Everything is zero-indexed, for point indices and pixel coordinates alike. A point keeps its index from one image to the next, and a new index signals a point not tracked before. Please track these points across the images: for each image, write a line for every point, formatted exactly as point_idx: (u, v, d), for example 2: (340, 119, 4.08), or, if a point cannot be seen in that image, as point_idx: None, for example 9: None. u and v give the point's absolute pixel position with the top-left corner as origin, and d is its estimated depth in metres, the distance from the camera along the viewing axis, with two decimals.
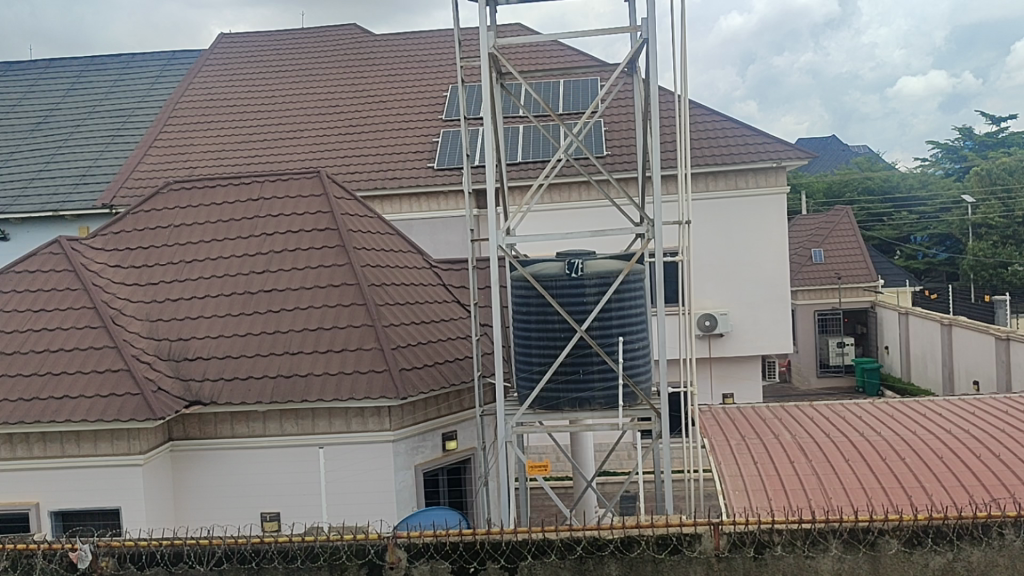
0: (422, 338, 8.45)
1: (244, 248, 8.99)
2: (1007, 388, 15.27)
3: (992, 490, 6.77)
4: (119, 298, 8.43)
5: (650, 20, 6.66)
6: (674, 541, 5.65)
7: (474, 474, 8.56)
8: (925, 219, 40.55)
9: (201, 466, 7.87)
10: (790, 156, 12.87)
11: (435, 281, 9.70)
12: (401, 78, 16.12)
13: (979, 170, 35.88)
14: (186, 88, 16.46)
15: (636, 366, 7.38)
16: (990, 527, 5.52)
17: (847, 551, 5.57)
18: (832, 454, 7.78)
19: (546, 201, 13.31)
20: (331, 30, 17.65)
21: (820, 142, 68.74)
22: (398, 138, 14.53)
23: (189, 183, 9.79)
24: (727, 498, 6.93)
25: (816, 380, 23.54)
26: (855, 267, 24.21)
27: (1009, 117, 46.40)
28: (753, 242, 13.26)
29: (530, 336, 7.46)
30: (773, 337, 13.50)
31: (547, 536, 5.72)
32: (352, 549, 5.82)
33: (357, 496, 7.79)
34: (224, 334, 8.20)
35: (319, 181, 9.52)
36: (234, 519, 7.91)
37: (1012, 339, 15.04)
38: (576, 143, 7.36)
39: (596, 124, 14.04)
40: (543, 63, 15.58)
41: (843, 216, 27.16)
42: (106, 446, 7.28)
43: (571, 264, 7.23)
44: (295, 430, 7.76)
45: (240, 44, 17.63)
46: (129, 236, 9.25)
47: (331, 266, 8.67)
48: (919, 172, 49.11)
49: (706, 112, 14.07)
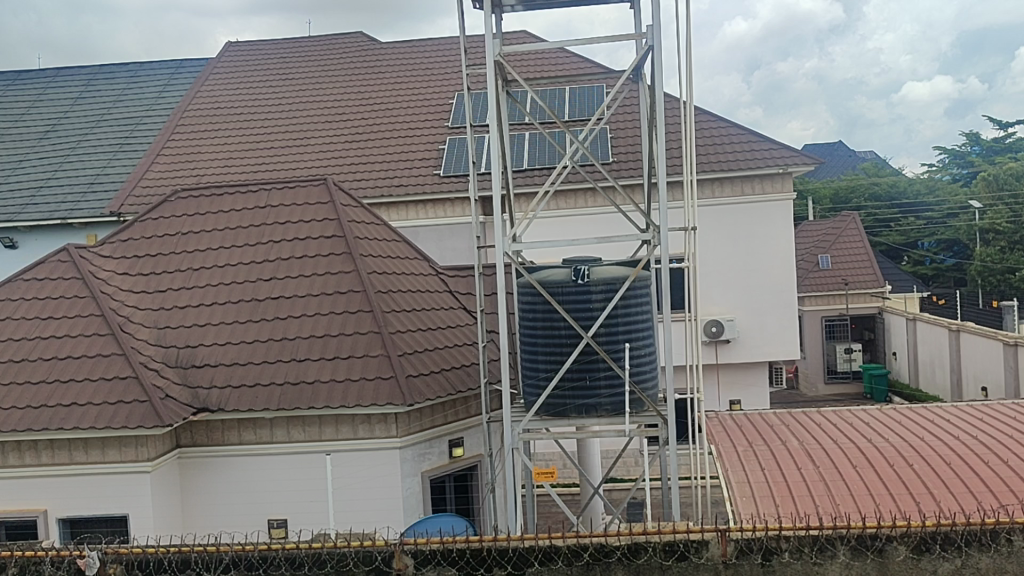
0: (428, 345, 8.46)
1: (252, 255, 9.02)
2: (1016, 394, 15.22)
3: (1000, 496, 6.75)
4: (127, 305, 8.47)
5: (656, 26, 6.67)
6: (681, 548, 5.63)
7: (481, 481, 8.57)
8: (932, 224, 40.54)
9: (208, 474, 7.88)
10: (797, 162, 12.86)
11: (442, 288, 9.72)
12: (406, 85, 16.19)
13: (987, 174, 35.77)
14: (193, 97, 16.56)
15: (644, 374, 7.37)
16: (997, 533, 5.49)
17: (854, 557, 5.55)
18: (840, 461, 7.75)
19: (553, 208, 13.34)
20: (337, 37, 17.74)
21: (825, 147, 68.72)
22: (405, 145, 14.58)
23: (194, 193, 9.83)
24: (734, 504, 6.93)
25: (822, 386, 23.52)
26: (862, 273, 24.23)
27: (1016, 122, 46.37)
28: (761, 248, 13.24)
29: (537, 343, 7.48)
30: (780, 342, 13.47)
31: (555, 543, 5.70)
32: (359, 555, 5.83)
33: (365, 503, 7.81)
34: (231, 342, 8.23)
35: (325, 188, 9.56)
36: (241, 526, 7.92)
37: (1020, 344, 15.03)
38: (581, 149, 7.34)
39: (602, 131, 14.21)
40: (549, 70, 15.67)
41: (850, 221, 27.23)
42: (114, 452, 7.30)
43: (577, 270, 7.26)
44: (302, 437, 7.79)
45: (247, 52, 17.74)
46: (136, 244, 9.29)
47: (337, 273, 8.69)
48: (927, 177, 49.10)
49: (711, 117, 14.09)
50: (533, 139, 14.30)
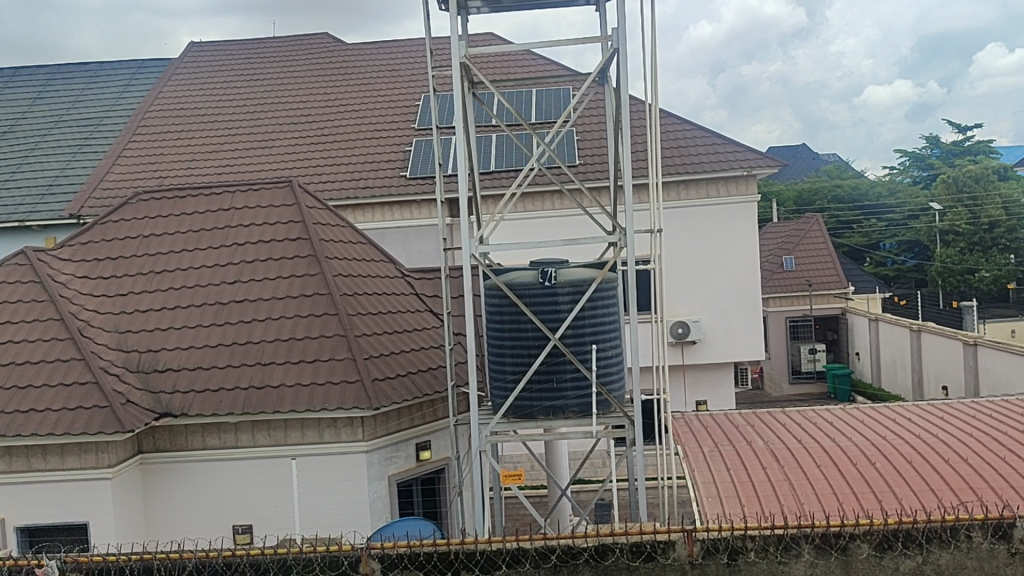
0: (394, 348, 8.42)
1: (216, 258, 8.92)
2: (975, 393, 15.52)
3: (960, 494, 6.85)
4: (87, 309, 8.32)
5: (621, 29, 6.69)
6: (648, 549, 5.65)
7: (449, 484, 8.54)
8: (894, 225, 41.13)
9: (171, 481, 7.77)
10: (761, 165, 12.98)
11: (409, 290, 9.69)
12: (372, 87, 16.10)
13: (946, 177, 36.33)
14: (156, 96, 16.35)
15: (610, 375, 7.39)
16: (957, 530, 5.58)
17: (819, 556, 5.60)
18: (805, 461, 7.83)
19: (520, 210, 13.35)
20: (303, 39, 17.62)
21: (789, 150, 69.46)
22: (372, 147, 14.51)
23: (157, 194, 9.69)
24: (700, 504, 6.98)
25: (787, 386, 23.78)
26: (825, 275, 24.52)
27: (975, 126, 47.19)
28: (727, 250, 13.35)
29: (504, 345, 7.47)
30: (745, 343, 13.59)
31: (522, 545, 5.69)
32: (326, 560, 5.71)
33: (331, 508, 7.74)
34: (195, 345, 8.13)
35: (291, 190, 9.48)
36: (205, 532, 7.81)
37: (979, 344, 15.34)
38: (547, 151, 7.32)
39: (568, 133, 14.25)
40: (515, 72, 15.68)
41: (814, 223, 27.55)
42: (74, 459, 7.17)
43: (544, 272, 7.23)
44: (267, 441, 7.70)
45: (211, 53, 17.55)
46: (97, 247, 9.14)
47: (303, 275, 8.62)
48: (889, 179, 49.80)
49: (676, 120, 14.19)
50: (499, 141, 14.30)
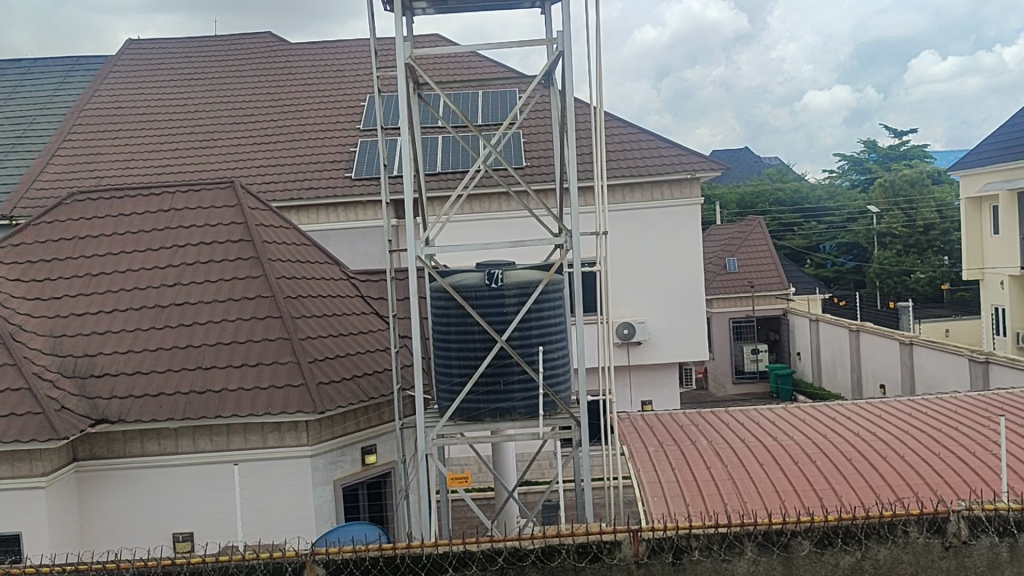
0: (339, 351, 8.34)
1: (155, 260, 8.72)
2: (911, 391, 15.92)
3: (897, 490, 7.01)
4: (20, 313, 8.06)
5: (566, 32, 6.71)
6: (594, 549, 5.67)
7: (395, 488, 8.52)
8: (833, 228, 42.03)
9: (109, 488, 7.57)
10: (704, 168, 13.15)
11: (354, 292, 9.60)
12: (317, 87, 15.94)
13: (884, 181, 37.23)
14: (92, 95, 15.94)
15: (556, 376, 7.41)
16: (894, 525, 5.70)
17: (761, 553, 5.68)
18: (747, 460, 7.94)
19: (466, 211, 13.34)
20: (245, 38, 17.35)
21: (732, 154, 70.52)
22: (316, 147, 14.35)
23: (93, 194, 9.45)
24: (646, 504, 7.03)
25: (731, 386, 23.86)
26: (767, 276, 24.94)
27: (911, 131, 48.46)
28: (671, 252, 13.50)
29: (450, 348, 7.44)
30: (689, 343, 13.75)
31: (469, 548, 5.68)
32: (268, 567, 5.62)
33: (274, 514, 7.63)
34: (133, 350, 7.93)
35: (233, 192, 9.32)
36: (143, 541, 7.64)
37: (915, 344, 15.74)
38: (493, 153, 7.30)
39: (514, 136, 14.28)
40: (461, 74, 15.66)
41: (756, 225, 28.02)
42: (5, 468, 6.93)
43: (491, 273, 7.25)
44: (208, 446, 7.56)
45: (150, 51, 17.18)
46: (30, 248, 8.87)
47: (245, 277, 8.48)
48: (828, 182, 50.85)
49: (621, 123, 14.30)
50: (445, 143, 14.27)
